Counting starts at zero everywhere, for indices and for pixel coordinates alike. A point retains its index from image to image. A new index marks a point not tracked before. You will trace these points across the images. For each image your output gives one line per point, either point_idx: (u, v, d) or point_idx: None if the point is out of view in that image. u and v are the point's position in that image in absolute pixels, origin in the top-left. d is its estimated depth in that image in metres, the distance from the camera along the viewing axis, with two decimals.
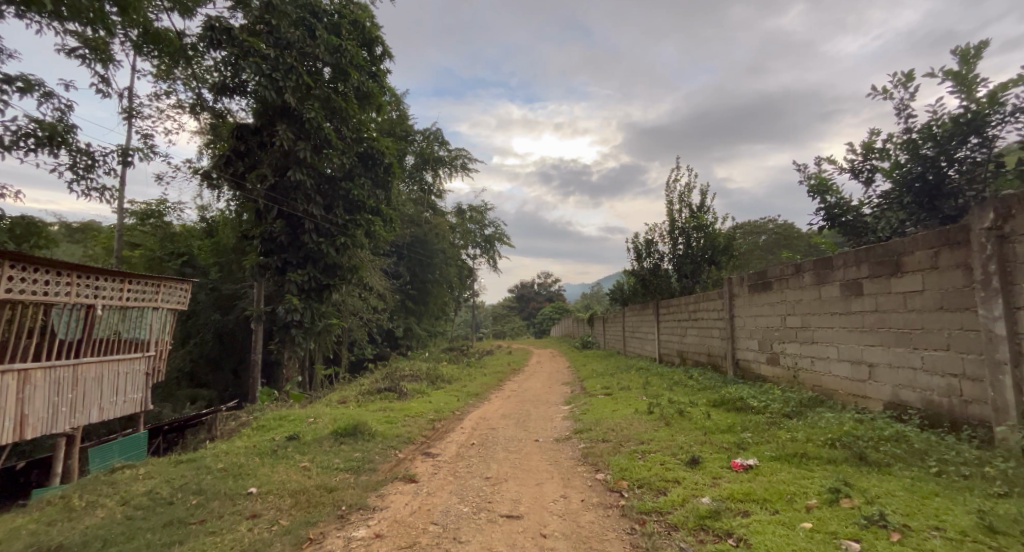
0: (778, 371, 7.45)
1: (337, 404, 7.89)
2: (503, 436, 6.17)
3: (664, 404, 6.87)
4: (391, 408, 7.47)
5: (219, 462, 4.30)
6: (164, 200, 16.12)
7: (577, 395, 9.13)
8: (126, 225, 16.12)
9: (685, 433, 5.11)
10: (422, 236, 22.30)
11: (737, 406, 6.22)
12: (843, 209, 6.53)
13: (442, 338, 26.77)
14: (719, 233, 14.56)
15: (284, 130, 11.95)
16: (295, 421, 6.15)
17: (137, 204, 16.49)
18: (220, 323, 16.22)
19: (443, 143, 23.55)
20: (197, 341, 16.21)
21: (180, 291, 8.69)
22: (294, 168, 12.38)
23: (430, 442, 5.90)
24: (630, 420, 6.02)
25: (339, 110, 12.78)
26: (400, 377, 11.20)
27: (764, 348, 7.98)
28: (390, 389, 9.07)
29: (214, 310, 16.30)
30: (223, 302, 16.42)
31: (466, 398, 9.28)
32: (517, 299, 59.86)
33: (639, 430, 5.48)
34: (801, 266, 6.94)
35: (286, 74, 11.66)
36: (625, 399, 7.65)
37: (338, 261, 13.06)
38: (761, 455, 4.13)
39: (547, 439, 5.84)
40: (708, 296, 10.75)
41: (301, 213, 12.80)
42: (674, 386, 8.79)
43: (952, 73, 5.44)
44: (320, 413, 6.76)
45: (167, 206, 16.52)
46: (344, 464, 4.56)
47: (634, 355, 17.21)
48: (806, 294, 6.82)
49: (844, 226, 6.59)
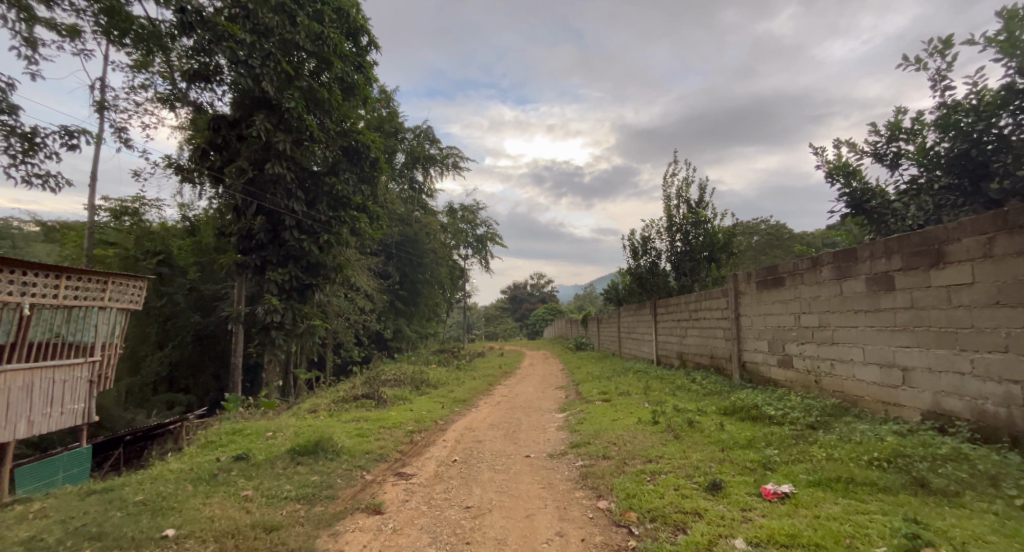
0: (792, 375, 6.79)
1: (307, 413, 7.14)
2: (489, 451, 5.44)
3: (669, 412, 6.20)
4: (367, 419, 6.74)
5: (139, 493, 3.65)
6: (140, 196, 15.14)
7: (571, 401, 8.47)
8: (98, 222, 15.20)
9: (700, 449, 4.42)
10: (411, 235, 21.53)
11: (753, 415, 5.55)
12: (869, 195, 5.84)
13: (433, 339, 26.03)
14: (719, 229, 14.00)
15: (260, 119, 11.12)
16: (254, 435, 5.44)
17: (112, 201, 15.28)
18: (198, 326, 15.40)
19: (434, 141, 22.83)
20: (174, 344, 15.40)
21: (135, 288, 8.04)
22: (273, 161, 11.54)
23: (405, 459, 5.17)
24: (633, 432, 5.32)
25: (320, 100, 11.92)
26: (382, 383, 10.45)
27: (775, 350, 7.33)
28: (369, 396, 8.33)
29: (193, 312, 15.47)
30: (203, 304, 15.58)
31: (453, 404, 8.58)
32: (510, 300, 59.22)
33: (645, 446, 4.77)
34: (818, 259, 6.27)
35: (263, 60, 10.85)
36: (625, 406, 6.98)
37: (320, 260, 12.21)
38: (795, 479, 3.42)
39: (539, 454, 5.13)
40: (710, 295, 10.10)
41: (279, 210, 11.99)
42: (677, 391, 8.13)
43: (998, 38, 4.78)
44: (284, 425, 6.03)
45: (143, 203, 15.49)
46: (296, 492, 3.88)
47: (630, 357, 16.58)
48: (824, 290, 6.14)
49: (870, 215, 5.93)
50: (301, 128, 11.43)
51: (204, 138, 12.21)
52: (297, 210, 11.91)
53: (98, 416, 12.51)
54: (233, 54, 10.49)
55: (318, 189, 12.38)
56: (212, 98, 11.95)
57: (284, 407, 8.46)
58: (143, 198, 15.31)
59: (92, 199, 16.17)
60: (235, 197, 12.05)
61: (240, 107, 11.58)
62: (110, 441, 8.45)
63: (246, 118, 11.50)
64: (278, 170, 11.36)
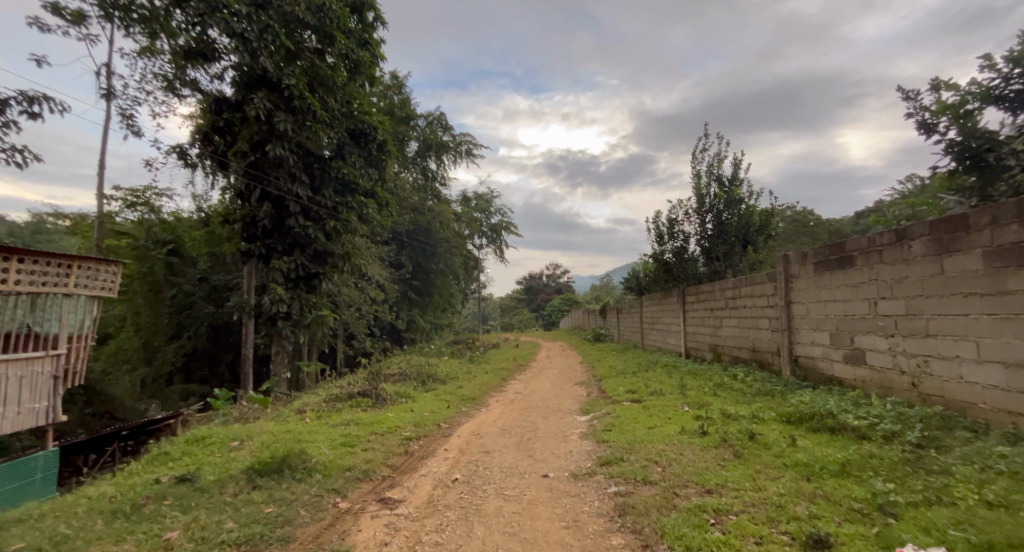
0: (866, 374, 5.65)
1: (296, 416, 6.23)
2: (497, 467, 4.43)
3: (717, 419, 5.08)
4: (359, 422, 5.80)
5: (25, 539, 2.74)
6: (150, 185, 13.73)
7: (596, 400, 7.43)
8: (108, 211, 14.22)
9: (778, 476, 3.33)
10: (424, 224, 20.57)
11: (830, 426, 4.43)
12: (988, 144, 4.78)
13: (448, 330, 25.20)
14: (754, 210, 12.83)
15: (260, 97, 10.16)
16: (217, 446, 4.48)
17: (122, 190, 14.19)
18: (211, 317, 14.72)
19: (447, 127, 21.71)
20: (187, 335, 14.75)
21: (110, 274, 7.15)
22: (274, 142, 10.49)
23: (396, 478, 4.18)
24: (681, 447, 4.22)
25: (322, 78, 10.82)
26: (386, 378, 9.54)
27: (839, 344, 6.17)
28: (367, 393, 7.39)
29: (205, 301, 14.81)
30: (214, 294, 14.91)
31: (460, 403, 7.62)
32: (526, 291, 58.24)
33: (698, 467, 3.68)
34: (906, 231, 5.10)
35: (260, 33, 9.94)
36: (661, 409, 5.90)
37: (327, 249, 11.08)
38: (945, 538, 2.32)
39: (560, 474, 4.10)
40: (752, 280, 8.91)
41: (282, 193, 10.87)
42: (718, 390, 7.00)
43: None
44: (259, 432, 5.07)
45: (155, 192, 14.10)
46: (239, 532, 2.91)
47: (653, 348, 15.49)
48: (914, 270, 4.98)
49: (986, 174, 4.81)
50: (303, 108, 10.39)
51: (207, 121, 11.31)
52: (300, 194, 10.84)
53: (106, 409, 11.86)
54: (227, 25, 9.67)
55: (324, 172, 11.25)
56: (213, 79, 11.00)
57: (280, 403, 7.60)
58: (155, 186, 14.03)
59: (101, 188, 15.43)
60: (238, 181, 11.12)
61: (237, 88, 10.51)
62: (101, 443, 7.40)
63: (246, 98, 10.40)
64: (280, 153, 10.37)
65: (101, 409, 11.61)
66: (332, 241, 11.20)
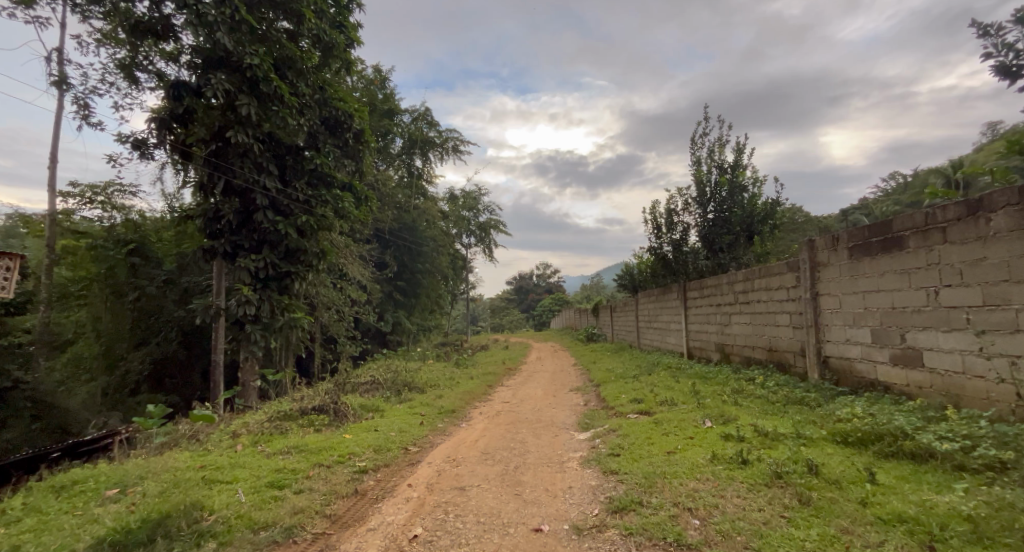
0: (924, 378, 4.64)
1: (233, 442, 5.03)
2: (473, 515, 3.30)
3: (753, 441, 4.01)
4: (306, 450, 4.63)
5: None
6: (114, 183, 12.34)
7: (596, 412, 6.33)
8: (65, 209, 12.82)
9: (881, 542, 2.25)
10: (409, 222, 19.36)
11: (910, 452, 3.38)
12: None
13: (435, 331, 23.95)
14: (760, 199, 11.89)
15: (219, 77, 8.52)
16: (86, 498, 3.33)
17: (82, 188, 12.73)
18: (181, 321, 12.92)
19: (433, 123, 20.52)
20: (151, 342, 12.98)
21: (1, 269, 6.01)
22: (236, 128, 8.99)
23: (333, 538, 3.03)
24: (719, 486, 3.12)
25: (293, 61, 9.40)
26: (356, 389, 8.35)
27: (884, 342, 5.16)
28: (324, 409, 6.21)
29: (176, 305, 12.88)
30: (186, 298, 13.03)
31: (437, 419, 6.47)
32: (516, 291, 57.14)
33: (753, 523, 2.58)
34: (984, 202, 4.10)
35: (217, 6, 8.10)
36: (680, 427, 4.80)
37: (300, 246, 9.94)
38: None
39: (558, 528, 2.98)
40: (768, 269, 7.85)
41: (250, 186, 9.52)
42: (739, 398, 5.95)
43: None
44: (163, 470, 3.88)
45: (117, 189, 12.63)
46: None
47: (651, 348, 14.46)
48: (997, 251, 3.98)
49: None
50: (270, 92, 8.92)
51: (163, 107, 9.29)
52: (269, 187, 9.54)
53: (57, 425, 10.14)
54: None
55: (295, 164, 10.14)
56: (171, 62, 9.33)
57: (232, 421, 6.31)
58: (118, 183, 12.59)
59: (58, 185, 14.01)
60: (199, 174, 9.46)
61: (196, 70, 8.96)
62: (10, 468, 4.84)
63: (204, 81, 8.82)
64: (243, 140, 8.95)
65: (49, 426, 9.91)
66: (305, 238, 10.08)
